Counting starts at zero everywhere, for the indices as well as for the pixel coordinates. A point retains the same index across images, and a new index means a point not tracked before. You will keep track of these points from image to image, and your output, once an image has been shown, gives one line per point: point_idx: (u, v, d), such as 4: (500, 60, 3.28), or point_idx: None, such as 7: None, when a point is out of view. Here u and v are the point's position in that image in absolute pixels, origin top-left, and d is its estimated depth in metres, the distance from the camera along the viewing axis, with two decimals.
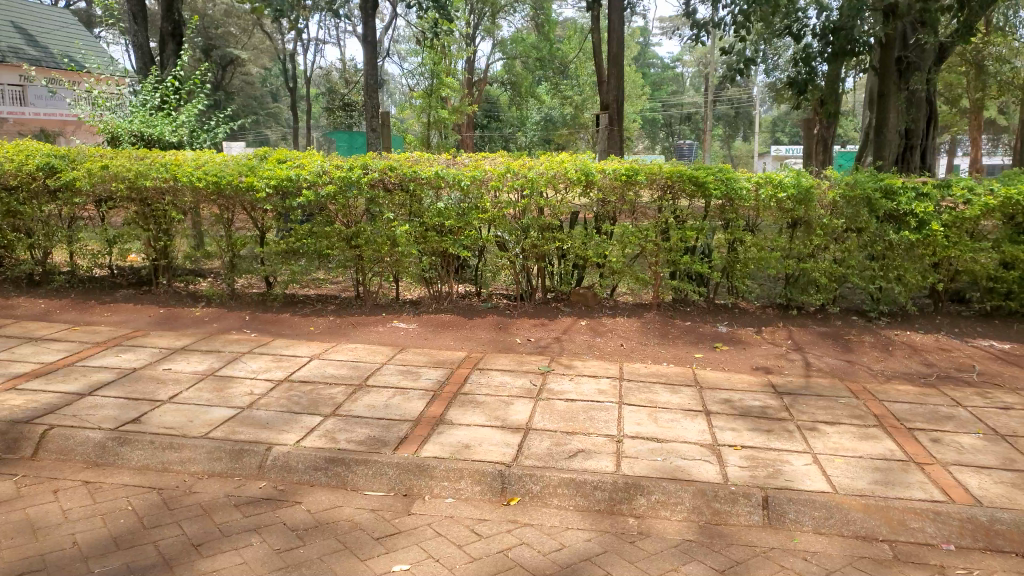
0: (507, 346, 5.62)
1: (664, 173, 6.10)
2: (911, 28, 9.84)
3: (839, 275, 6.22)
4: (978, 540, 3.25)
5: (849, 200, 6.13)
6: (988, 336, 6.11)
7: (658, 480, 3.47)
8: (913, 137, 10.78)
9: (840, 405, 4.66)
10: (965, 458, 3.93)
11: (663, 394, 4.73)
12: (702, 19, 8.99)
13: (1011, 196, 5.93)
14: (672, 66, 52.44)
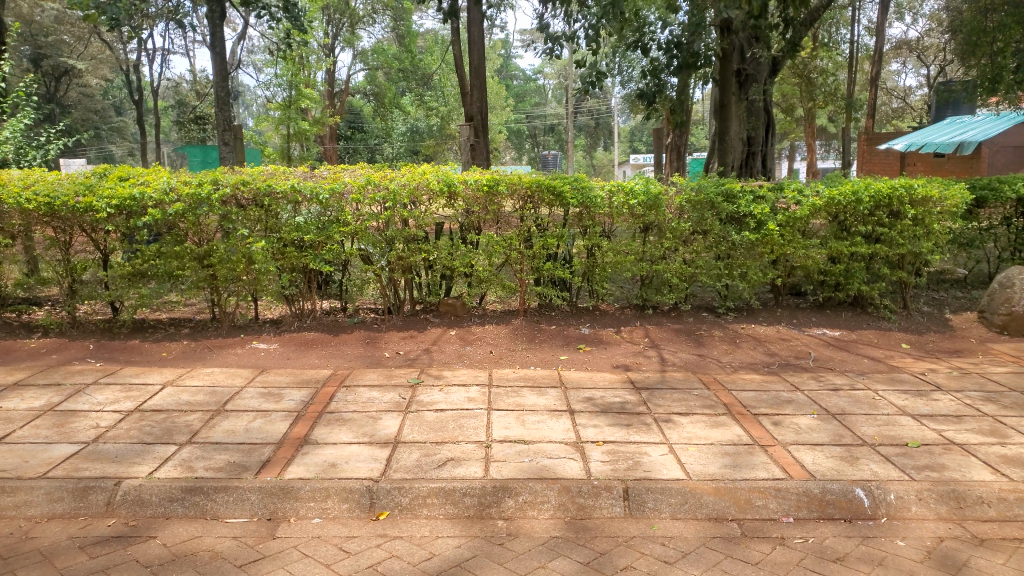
0: (375, 360, 5.57)
1: (524, 182, 6.24)
2: (748, 42, 10.56)
3: (689, 275, 6.61)
4: (813, 511, 3.57)
5: (695, 205, 6.53)
6: (822, 325, 6.68)
7: (525, 481, 3.57)
8: (755, 144, 11.28)
9: (693, 396, 4.96)
10: (802, 437, 4.29)
11: (530, 397, 4.85)
12: (556, 33, 9.29)
13: (835, 197, 6.51)
14: (534, 78, 53.65)
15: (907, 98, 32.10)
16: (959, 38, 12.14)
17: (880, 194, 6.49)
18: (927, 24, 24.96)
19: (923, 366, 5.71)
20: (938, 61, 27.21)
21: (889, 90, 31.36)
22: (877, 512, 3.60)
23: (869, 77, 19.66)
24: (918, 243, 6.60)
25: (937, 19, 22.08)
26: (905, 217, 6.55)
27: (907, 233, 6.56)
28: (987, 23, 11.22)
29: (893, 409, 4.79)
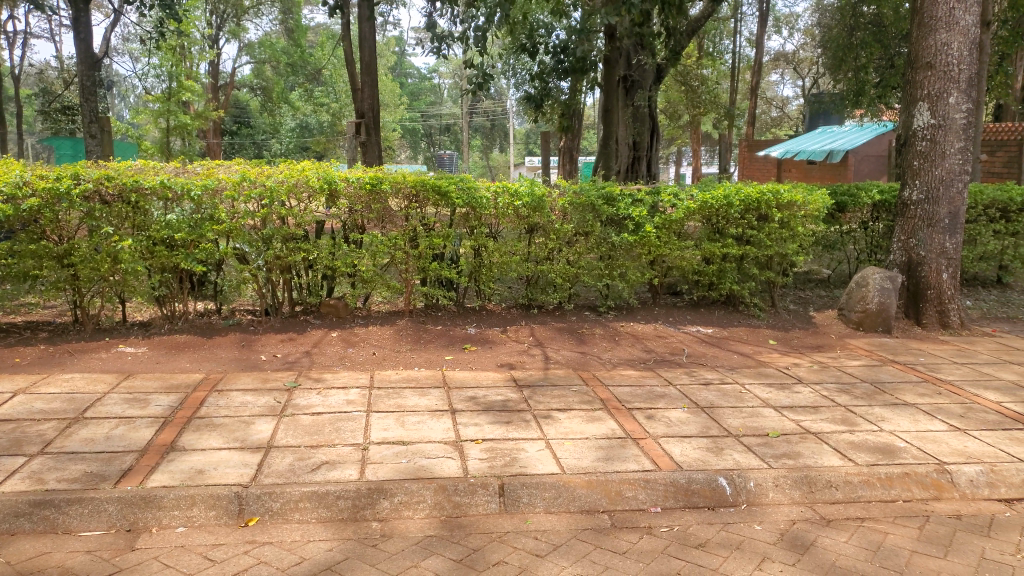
0: (252, 364, 5.41)
1: (408, 181, 6.21)
2: (633, 49, 10.89)
3: (572, 275, 6.77)
4: (679, 500, 3.75)
5: (577, 207, 6.69)
6: (697, 322, 6.99)
7: (401, 482, 3.56)
8: (641, 149, 11.12)
9: (572, 393, 5.08)
10: (672, 430, 4.49)
11: (411, 397, 4.84)
12: (443, 32, 9.29)
13: (708, 201, 6.82)
14: (428, 77, 53.34)
15: (784, 108, 33.99)
16: (827, 53, 12.92)
17: (749, 199, 6.85)
18: (802, 39, 26.75)
19: (787, 360, 6.07)
20: (811, 73, 29.23)
21: (768, 100, 33.07)
22: (737, 500, 3.81)
23: (749, 87, 20.61)
24: (784, 245, 7.01)
25: (811, 34, 23.40)
26: (772, 220, 6.93)
27: (773, 236, 6.95)
28: (851, 40, 11.90)
29: (757, 401, 5.08)
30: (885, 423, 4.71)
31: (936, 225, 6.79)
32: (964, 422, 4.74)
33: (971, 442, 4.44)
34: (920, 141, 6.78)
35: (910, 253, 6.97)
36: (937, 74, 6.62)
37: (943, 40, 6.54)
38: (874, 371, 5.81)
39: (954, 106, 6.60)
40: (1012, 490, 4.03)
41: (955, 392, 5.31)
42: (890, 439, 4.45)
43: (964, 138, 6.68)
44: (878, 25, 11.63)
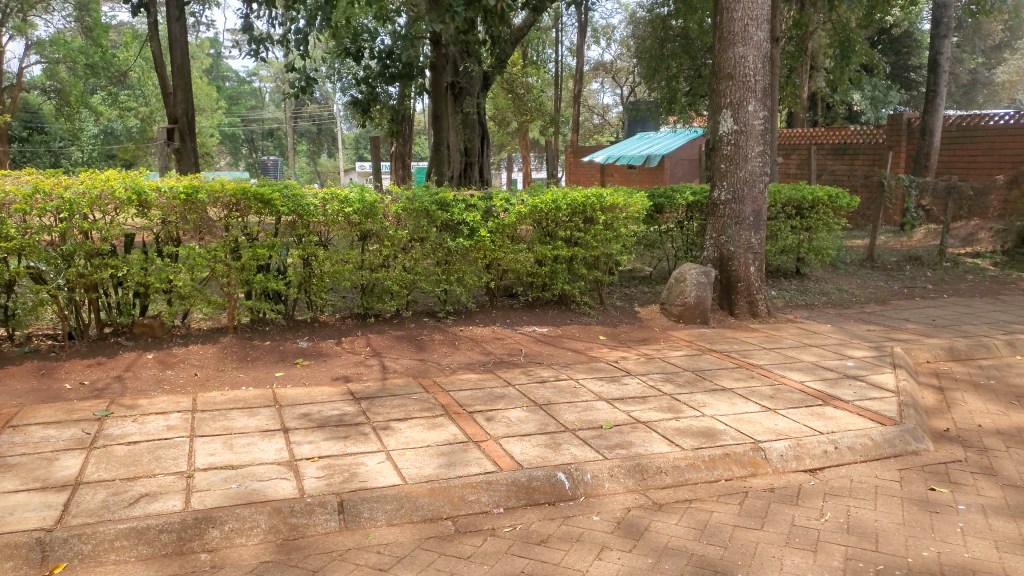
0: (54, 394, 4.87)
1: (228, 190, 5.88)
2: (459, 56, 10.93)
3: (409, 282, 6.70)
4: (521, 499, 3.80)
5: (410, 212, 6.61)
6: (532, 323, 7.15)
7: (232, 508, 3.35)
8: (472, 155, 11.44)
9: (412, 401, 5.02)
10: (512, 430, 4.55)
11: (240, 419, 4.57)
12: (261, 34, 8.90)
13: (538, 205, 7.00)
14: (248, 80, 51.01)
15: (605, 115, 35.81)
16: (642, 63, 13.67)
17: (576, 202, 7.10)
18: (619, 49, 28.22)
19: (617, 354, 6.36)
20: (628, 81, 30.93)
21: (590, 107, 34.59)
22: (577, 492, 3.93)
23: (573, 95, 21.45)
24: (609, 245, 7.34)
25: (627, 45, 24.81)
26: (597, 222, 7.22)
27: (599, 237, 7.25)
28: (663, 51, 12.70)
29: (591, 396, 5.26)
30: (707, 408, 5.05)
31: (743, 223, 7.39)
32: (773, 402, 5.18)
33: (780, 420, 4.86)
34: (725, 146, 7.33)
35: (721, 249, 7.52)
36: (738, 84, 7.20)
37: (741, 54, 7.14)
38: (695, 360, 6.21)
39: (752, 113, 7.21)
40: (814, 461, 4.45)
41: (765, 375, 5.79)
42: (711, 423, 4.78)
43: (762, 143, 7.31)
44: (685, 38, 12.45)
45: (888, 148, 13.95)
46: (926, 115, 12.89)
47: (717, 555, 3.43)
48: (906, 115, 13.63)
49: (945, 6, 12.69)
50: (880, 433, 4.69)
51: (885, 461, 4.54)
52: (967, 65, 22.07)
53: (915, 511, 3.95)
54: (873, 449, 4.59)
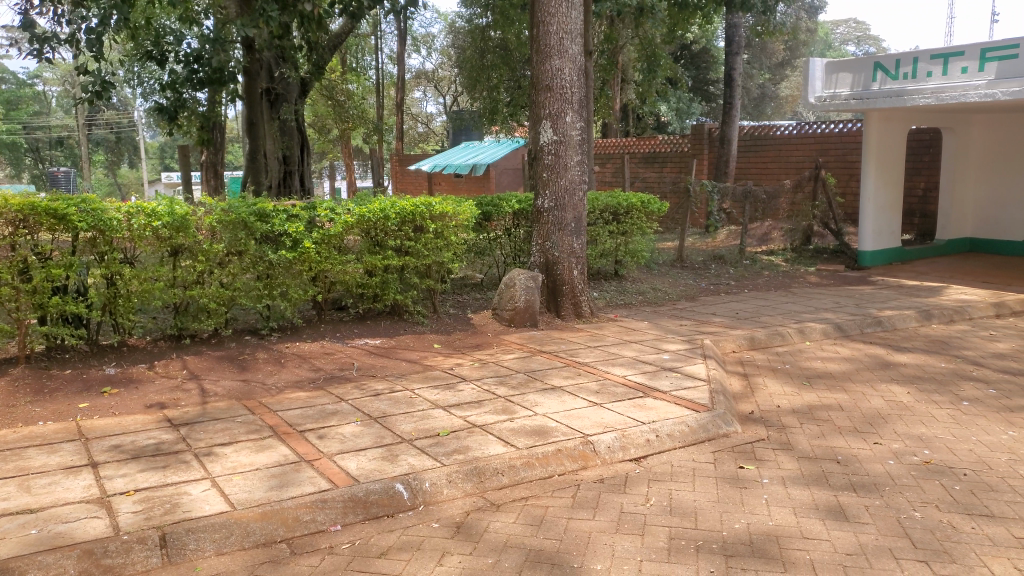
0: None
1: (14, 206, 5.33)
2: (274, 61, 10.53)
3: (227, 298, 6.36)
4: (359, 514, 3.74)
5: (226, 224, 6.30)
6: (363, 335, 7.03)
7: (34, 557, 3.05)
8: (291, 163, 11.01)
9: (237, 424, 4.77)
10: (346, 446, 4.45)
11: (38, 457, 4.13)
12: (45, 33, 8.08)
13: (365, 214, 6.90)
14: (32, 83, 46.15)
15: (429, 124, 35.98)
16: (462, 73, 13.85)
17: (404, 211, 7.07)
18: (439, 59, 28.50)
19: (451, 362, 6.40)
20: (450, 90, 31.26)
21: (413, 115, 34.58)
22: (415, 502, 3.92)
23: (395, 103, 21.34)
24: (439, 253, 7.36)
25: (447, 54, 25.09)
26: (427, 231, 7.23)
27: (429, 245, 7.26)
28: (483, 61, 12.93)
29: (426, 404, 5.26)
30: (538, 407, 5.21)
31: (565, 228, 7.70)
32: (600, 397, 5.44)
33: (607, 414, 5.11)
34: (546, 155, 7.61)
35: (546, 254, 7.79)
36: (555, 96, 7.50)
37: (557, 66, 7.45)
38: (525, 361, 6.39)
39: (570, 124, 7.55)
40: (639, 450, 4.72)
41: (591, 372, 6.07)
42: (542, 422, 4.93)
43: (580, 152, 7.67)
44: (504, 49, 12.79)
45: (692, 156, 15.07)
46: (723, 126, 14.05)
47: (554, 548, 3.58)
48: (706, 126, 14.80)
49: (735, 27, 13.92)
50: (695, 420, 5.07)
51: (701, 444, 4.92)
52: (756, 81, 24.40)
53: (728, 488, 4.31)
54: (690, 435, 4.95)
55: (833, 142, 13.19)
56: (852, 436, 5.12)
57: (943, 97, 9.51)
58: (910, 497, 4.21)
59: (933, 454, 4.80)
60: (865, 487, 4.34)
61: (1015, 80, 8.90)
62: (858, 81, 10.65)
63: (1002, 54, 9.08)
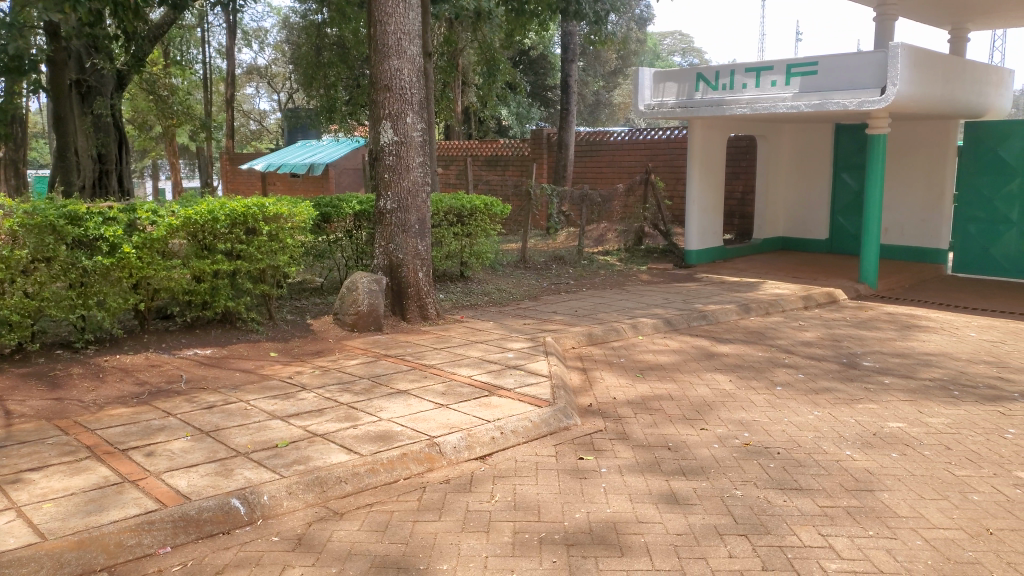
0: None
1: None
2: (85, 50, 9.72)
3: (34, 309, 5.81)
4: (191, 534, 3.55)
5: (31, 229, 5.76)
6: (192, 345, 6.63)
7: None
8: (107, 161, 10.26)
9: (47, 447, 4.35)
10: (176, 462, 4.18)
11: None
12: None
13: (191, 216, 6.50)
14: None
15: (262, 122, 34.58)
16: (297, 70, 13.39)
17: (234, 212, 6.72)
18: (273, 54, 27.49)
19: (290, 370, 6.17)
20: (285, 87, 30.20)
21: (245, 113, 33.09)
22: (253, 516, 3.76)
23: (224, 99, 20.30)
24: (275, 257, 7.06)
25: (282, 50, 24.28)
26: (261, 233, 6.91)
27: (264, 248, 6.93)
28: (319, 58, 12.59)
29: (263, 415, 5.05)
30: (383, 412, 5.14)
31: (408, 230, 7.64)
32: (445, 399, 5.45)
33: (452, 414, 5.13)
34: (387, 156, 7.52)
35: (390, 256, 7.70)
36: (395, 96, 7.44)
37: (396, 66, 7.39)
38: (369, 366, 6.28)
39: (411, 125, 7.51)
40: (484, 448, 4.77)
41: (437, 373, 6.06)
42: (387, 426, 4.87)
43: (421, 154, 7.64)
44: (341, 47, 12.53)
45: (532, 160, 15.45)
46: (561, 131, 14.51)
47: (399, 553, 3.56)
48: (546, 130, 15.22)
49: (570, 34, 14.41)
50: (538, 415, 5.20)
51: (543, 439, 5.06)
52: (591, 88, 25.53)
53: (568, 479, 4.46)
54: (533, 430, 5.07)
55: (661, 147, 13.99)
56: (681, 424, 5.45)
57: (758, 108, 10.35)
58: (732, 477, 4.55)
59: (751, 436, 5.22)
60: (694, 470, 4.64)
61: (817, 94, 9.86)
62: (683, 90, 11.34)
63: (805, 70, 10.01)
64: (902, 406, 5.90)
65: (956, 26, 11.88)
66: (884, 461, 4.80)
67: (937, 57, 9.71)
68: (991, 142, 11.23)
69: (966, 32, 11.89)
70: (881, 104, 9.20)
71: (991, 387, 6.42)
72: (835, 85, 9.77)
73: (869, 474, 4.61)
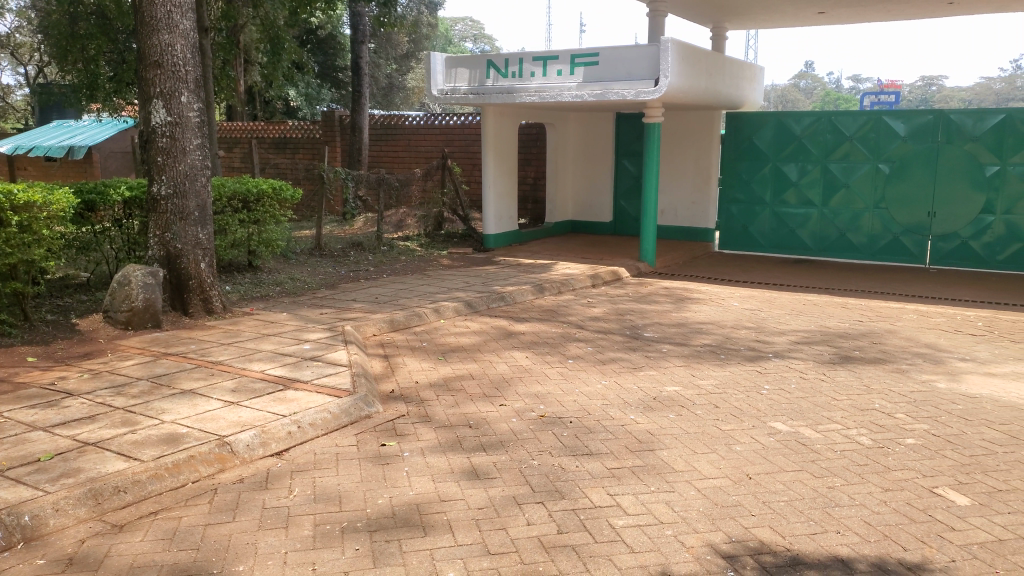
0: None
1: None
2: None
3: None
4: None
5: None
6: None
7: None
8: None
9: None
10: None
11: None
12: None
13: None
14: None
15: (6, 98, 30.47)
16: (47, 40, 11.93)
17: None
18: (16, 21, 24.28)
19: (53, 376, 5.55)
20: (34, 59, 26.81)
21: None
22: (12, 540, 3.39)
23: None
24: (28, 251, 6.30)
25: (27, 17, 21.48)
26: (9, 225, 6.12)
27: (14, 242, 6.15)
28: (74, 29, 11.29)
29: (21, 427, 4.50)
30: (166, 414, 4.78)
31: (187, 218, 7.14)
32: (236, 395, 5.17)
33: (244, 412, 4.88)
34: (160, 138, 6.96)
35: (167, 247, 7.14)
36: (166, 73, 6.88)
37: (166, 41, 6.82)
38: (148, 367, 5.80)
39: (186, 104, 6.99)
40: (280, 444, 4.58)
41: (227, 370, 5.74)
42: (171, 428, 4.54)
43: (200, 135, 7.15)
44: (102, 17, 11.35)
45: (324, 143, 14.99)
46: (354, 113, 14.21)
47: (190, 559, 3.36)
48: (337, 113, 14.83)
49: (359, 15, 14.12)
50: (337, 405, 5.08)
51: (343, 429, 4.96)
52: (383, 70, 25.29)
53: (370, 467, 4.42)
54: (332, 422, 4.95)
55: (456, 133, 14.17)
56: (481, 401, 5.59)
57: (545, 96, 10.79)
58: (529, 448, 4.74)
59: (546, 408, 5.46)
60: (493, 445, 4.77)
61: (598, 85, 10.43)
62: (474, 77, 11.54)
63: (587, 61, 10.58)
64: (678, 370, 6.47)
65: (716, 25, 13.11)
66: (664, 422, 5.25)
67: (701, 53, 10.63)
68: (746, 132, 12.52)
69: (725, 31, 13.16)
70: (655, 95, 9.91)
71: (751, 349, 7.22)
72: (614, 75, 10.39)
73: (650, 435, 5.01)
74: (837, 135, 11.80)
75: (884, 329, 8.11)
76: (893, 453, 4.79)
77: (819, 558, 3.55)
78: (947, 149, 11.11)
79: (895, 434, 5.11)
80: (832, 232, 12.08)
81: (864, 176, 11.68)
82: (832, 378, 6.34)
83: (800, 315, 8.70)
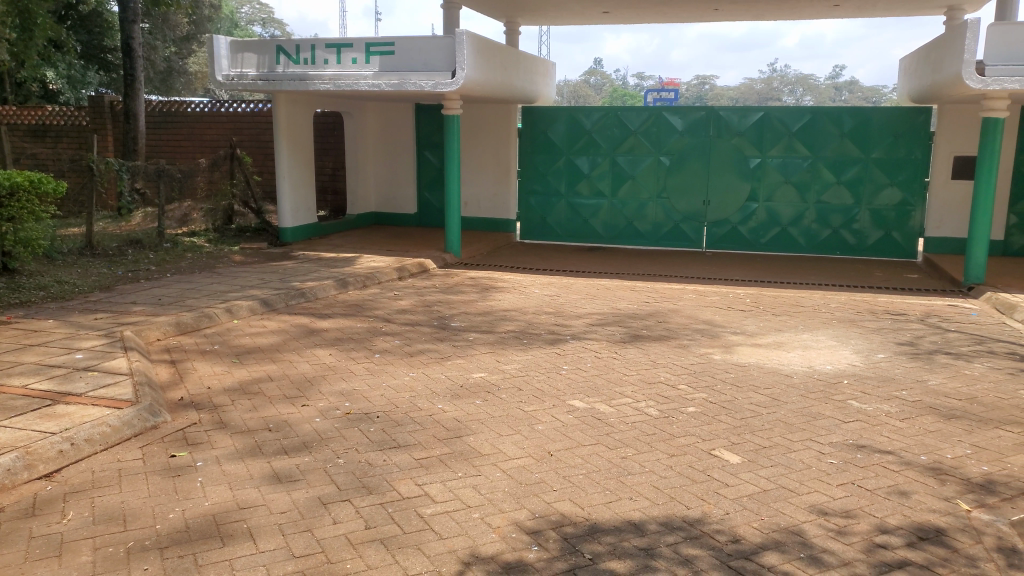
0: None
1: None
2: None
3: None
4: None
5: None
6: None
7: None
8: None
9: None
10: None
11: None
12: None
13: None
14: None
15: None
16: None
17: None
18: None
19: None
20: None
21: None
22: None
23: None
24: None
25: None
26: None
27: None
28: None
29: None
30: None
31: None
32: None
33: (3, 432, 4.33)
34: None
35: None
36: None
37: None
38: None
39: None
40: (49, 465, 4.13)
41: None
42: None
43: None
44: None
45: (92, 131, 13.61)
46: (127, 99, 13.04)
47: None
48: (106, 98, 13.53)
49: None
50: (117, 418, 4.64)
51: (126, 443, 4.55)
52: (159, 54, 23.42)
53: (159, 481, 4.10)
54: (112, 436, 4.53)
55: (244, 121, 13.45)
56: (281, 403, 5.37)
57: (340, 84, 10.50)
58: (334, 447, 4.63)
59: (352, 405, 5.36)
60: (296, 447, 4.60)
61: (395, 75, 10.34)
62: (263, 63, 10.99)
63: (382, 50, 10.45)
64: (483, 357, 6.61)
65: (510, 20, 13.49)
66: (470, 408, 5.34)
67: (495, 47, 10.88)
68: (541, 126, 13.01)
69: (518, 26, 13.57)
70: (452, 87, 10.00)
71: (551, 333, 7.54)
72: (410, 66, 10.36)
73: (456, 422, 5.08)
74: (623, 129, 12.61)
75: (668, 309, 8.81)
76: (676, 421, 5.23)
77: (613, 524, 3.79)
78: (717, 143, 12.25)
79: (678, 404, 5.57)
80: (621, 221, 12.89)
81: (648, 168, 12.58)
82: (623, 356, 6.79)
83: (594, 299, 9.22)
